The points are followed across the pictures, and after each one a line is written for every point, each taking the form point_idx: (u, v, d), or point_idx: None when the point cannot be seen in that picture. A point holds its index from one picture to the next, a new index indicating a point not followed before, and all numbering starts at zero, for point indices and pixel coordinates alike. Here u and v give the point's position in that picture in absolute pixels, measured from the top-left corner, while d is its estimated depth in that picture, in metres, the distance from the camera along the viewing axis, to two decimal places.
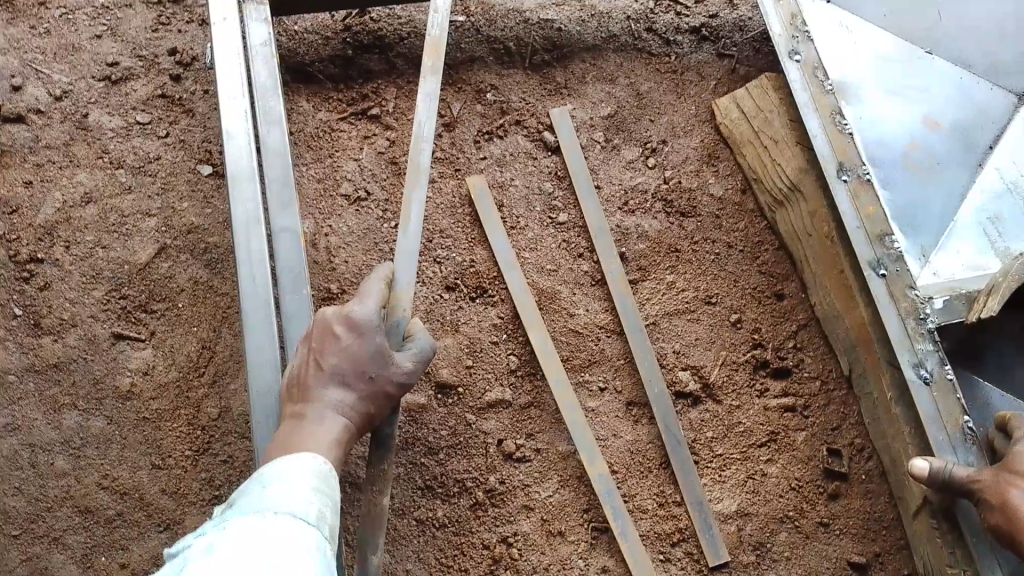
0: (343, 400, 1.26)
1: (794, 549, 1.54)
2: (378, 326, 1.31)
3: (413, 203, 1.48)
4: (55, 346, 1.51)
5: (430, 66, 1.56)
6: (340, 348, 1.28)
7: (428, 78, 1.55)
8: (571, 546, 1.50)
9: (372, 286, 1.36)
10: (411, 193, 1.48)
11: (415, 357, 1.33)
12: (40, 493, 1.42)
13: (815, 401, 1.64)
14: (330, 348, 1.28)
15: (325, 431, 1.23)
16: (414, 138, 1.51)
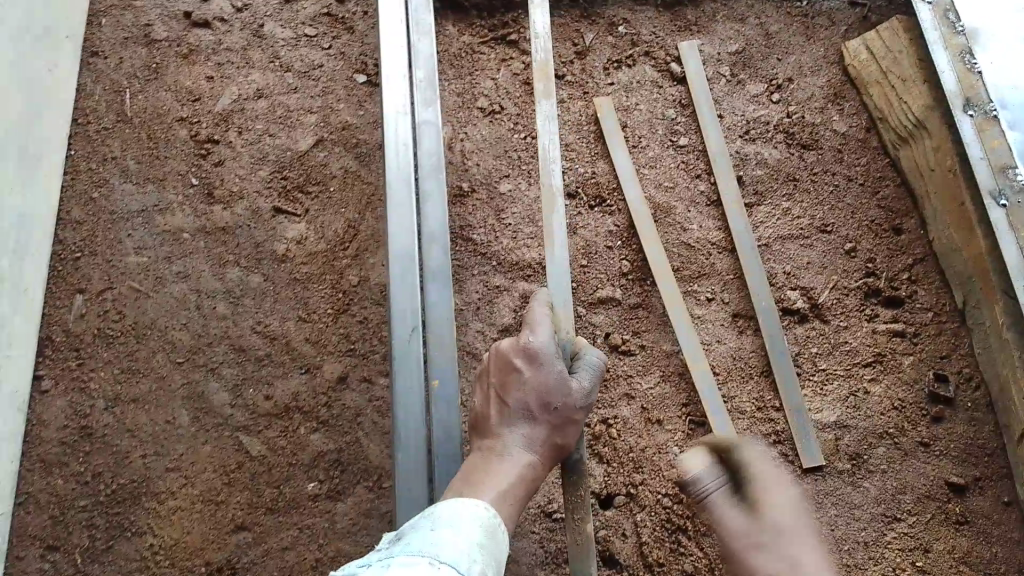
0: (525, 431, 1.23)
1: (893, 463, 1.54)
2: (555, 353, 1.27)
3: (554, 225, 1.47)
4: (224, 214, 1.72)
5: (542, 88, 1.62)
6: (518, 381, 1.25)
7: (545, 101, 1.61)
8: (668, 434, 1.58)
9: (540, 312, 1.32)
10: (551, 216, 1.47)
11: (589, 377, 1.30)
12: (202, 330, 1.63)
13: (926, 330, 1.65)
14: (508, 382, 1.26)
15: (513, 465, 1.19)
16: (542, 161, 1.53)
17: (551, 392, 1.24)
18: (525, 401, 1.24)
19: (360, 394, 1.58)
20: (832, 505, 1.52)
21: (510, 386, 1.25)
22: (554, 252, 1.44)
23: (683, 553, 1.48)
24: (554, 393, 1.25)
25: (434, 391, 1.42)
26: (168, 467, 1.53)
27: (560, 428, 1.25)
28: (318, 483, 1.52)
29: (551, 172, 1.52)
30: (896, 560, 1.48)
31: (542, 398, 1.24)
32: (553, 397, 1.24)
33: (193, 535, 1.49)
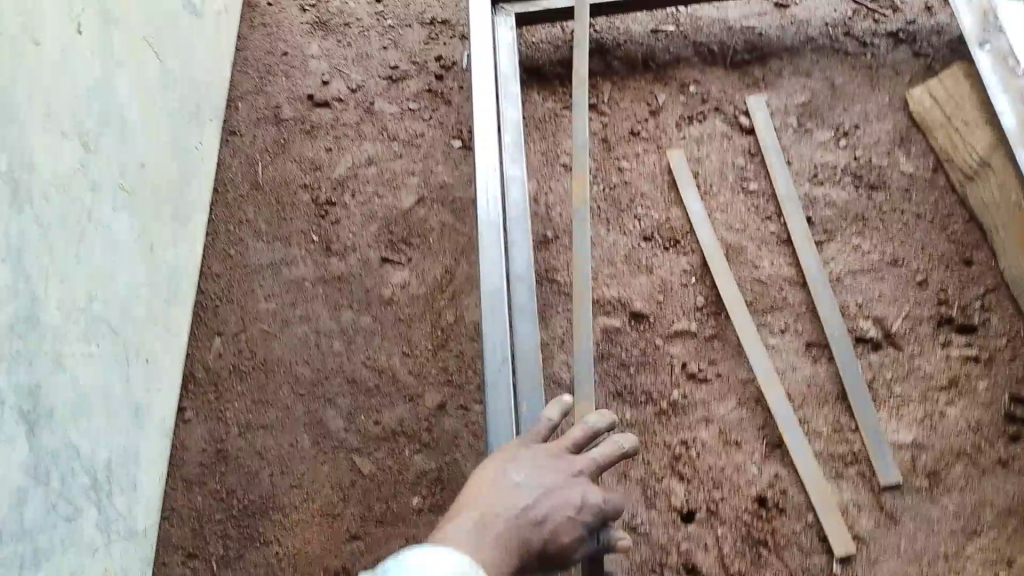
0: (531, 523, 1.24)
1: (971, 481, 1.57)
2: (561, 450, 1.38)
3: (582, 321, 1.70)
4: (340, 265, 1.96)
5: (579, 199, 1.81)
6: (568, 470, 1.35)
7: (580, 211, 1.80)
8: (745, 455, 1.66)
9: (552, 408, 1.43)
10: (578, 311, 1.70)
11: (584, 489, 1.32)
12: (322, 364, 1.85)
13: (1001, 355, 1.70)
14: (555, 463, 1.35)
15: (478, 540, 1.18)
16: (575, 261, 1.75)
17: (588, 498, 1.32)
18: (559, 487, 1.30)
19: (457, 419, 1.74)
20: (911, 520, 1.55)
21: (554, 468, 1.34)
22: (580, 351, 1.68)
23: (763, 565, 1.56)
24: (589, 501, 1.32)
25: (523, 414, 1.57)
26: (292, 484, 1.73)
27: (572, 530, 1.29)
28: (421, 499, 1.68)
29: (582, 273, 1.74)
30: (978, 573, 1.50)
31: (578, 498, 1.31)
32: (589, 498, 1.32)
33: (314, 545, 1.68)
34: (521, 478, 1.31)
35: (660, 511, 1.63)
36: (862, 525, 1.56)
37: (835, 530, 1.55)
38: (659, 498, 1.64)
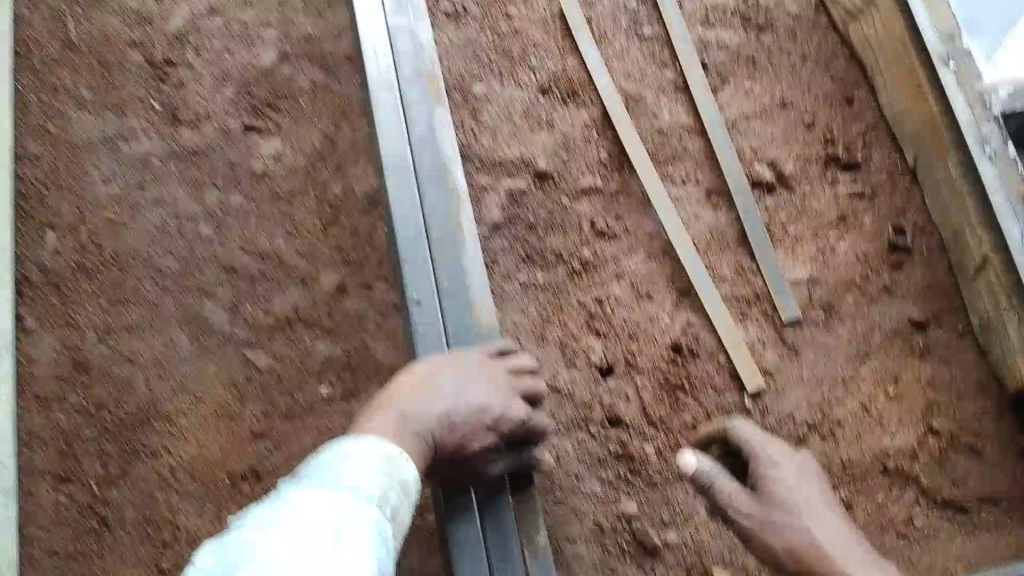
0: (452, 428, 1.26)
1: (860, 309, 1.69)
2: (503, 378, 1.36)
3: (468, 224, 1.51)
4: (192, 135, 1.70)
5: (435, 97, 1.60)
6: (502, 387, 1.35)
7: (439, 108, 1.60)
8: (658, 307, 1.66)
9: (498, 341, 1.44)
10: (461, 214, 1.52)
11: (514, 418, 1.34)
12: (189, 253, 1.60)
13: (882, 189, 1.79)
14: (489, 376, 1.34)
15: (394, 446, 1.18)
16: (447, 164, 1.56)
17: (509, 414, 1.34)
18: (482, 400, 1.31)
19: (361, 300, 1.58)
20: (810, 351, 1.65)
21: (488, 382, 1.33)
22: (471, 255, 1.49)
23: (681, 406, 1.59)
24: (511, 417, 1.34)
25: (445, 284, 1.44)
26: (174, 389, 1.51)
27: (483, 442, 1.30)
28: (330, 387, 1.52)
29: (455, 174, 1.55)
30: (871, 391, 1.63)
31: (500, 413, 1.33)
32: (512, 415, 1.34)
33: (214, 449, 1.47)
34: (452, 385, 1.30)
35: (581, 368, 1.61)
36: (768, 360, 1.64)
37: (743, 363, 1.61)
38: (578, 356, 1.62)
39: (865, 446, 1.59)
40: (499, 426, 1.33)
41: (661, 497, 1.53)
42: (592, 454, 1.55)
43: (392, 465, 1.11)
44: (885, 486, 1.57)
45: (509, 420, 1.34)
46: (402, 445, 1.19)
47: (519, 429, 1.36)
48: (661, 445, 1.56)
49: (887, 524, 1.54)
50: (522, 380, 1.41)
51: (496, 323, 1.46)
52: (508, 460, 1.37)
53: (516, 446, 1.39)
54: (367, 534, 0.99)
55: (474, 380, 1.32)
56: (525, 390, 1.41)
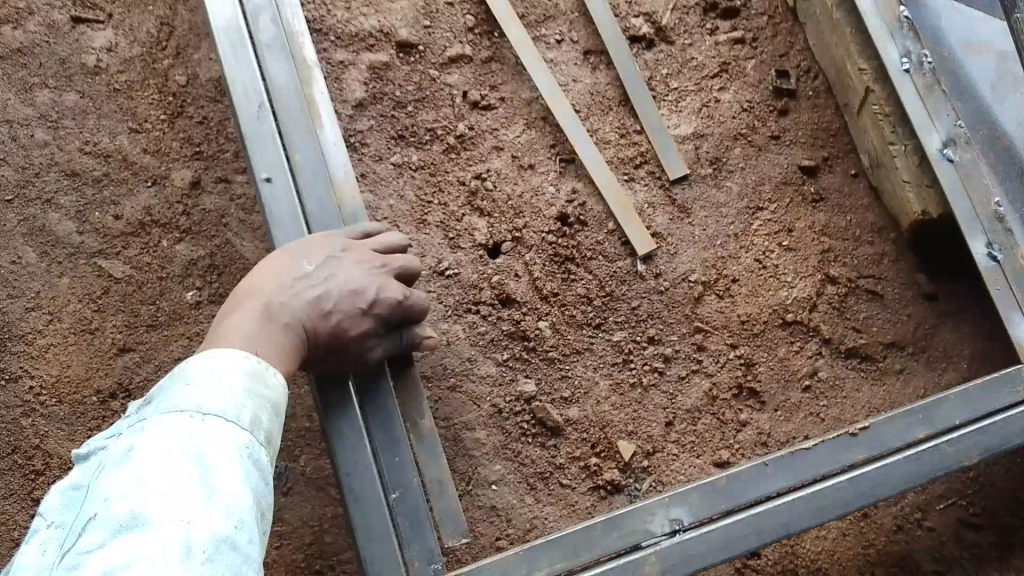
0: (321, 316, 1.16)
1: (749, 161, 1.64)
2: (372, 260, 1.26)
3: (320, 99, 1.42)
4: (16, 33, 1.52)
5: None
6: (372, 265, 1.25)
7: None
8: (541, 177, 1.60)
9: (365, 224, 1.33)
10: (312, 88, 1.42)
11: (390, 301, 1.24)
12: (26, 162, 1.47)
13: (763, 34, 1.72)
14: (356, 256, 1.24)
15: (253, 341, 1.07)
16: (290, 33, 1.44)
17: (384, 295, 1.24)
18: (353, 283, 1.21)
19: (220, 197, 1.48)
20: (701, 209, 1.60)
21: (355, 261, 1.23)
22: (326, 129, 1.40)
23: (574, 280, 1.54)
24: (385, 299, 1.24)
25: (297, 163, 1.34)
26: (28, 306, 1.40)
27: (360, 327, 1.20)
28: (197, 291, 1.43)
29: (302, 45, 1.43)
30: (765, 246, 1.59)
31: (374, 295, 1.22)
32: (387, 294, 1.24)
33: (77, 366, 1.38)
34: (314, 269, 1.19)
35: (466, 249, 1.54)
36: (658, 223, 1.58)
37: (635, 232, 1.56)
38: (462, 238, 1.55)
39: (763, 302, 1.55)
40: (374, 310, 1.23)
41: (560, 375, 1.48)
42: (484, 338, 1.49)
43: (257, 379, 1.01)
44: (785, 340, 1.54)
45: (385, 301, 1.24)
46: (261, 343, 1.08)
47: (398, 311, 1.26)
48: (557, 322, 1.51)
49: (791, 380, 1.52)
50: (396, 257, 1.32)
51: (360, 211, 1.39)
52: (388, 344, 1.27)
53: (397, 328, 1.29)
54: (237, 460, 0.91)
55: (339, 262, 1.21)
56: (401, 269, 1.31)
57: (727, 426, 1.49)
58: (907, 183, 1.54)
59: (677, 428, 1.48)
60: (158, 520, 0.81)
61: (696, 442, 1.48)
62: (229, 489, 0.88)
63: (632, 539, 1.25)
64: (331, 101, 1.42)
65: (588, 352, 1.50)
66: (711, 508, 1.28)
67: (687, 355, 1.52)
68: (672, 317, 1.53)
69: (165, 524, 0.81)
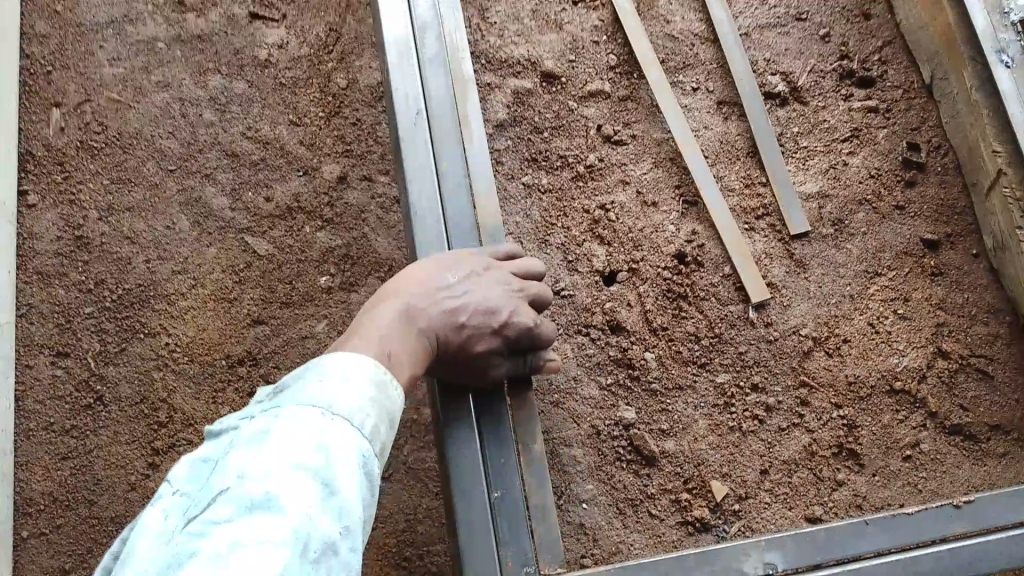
0: (454, 325, 1.27)
1: (871, 226, 1.66)
2: (508, 286, 1.35)
3: (471, 114, 1.50)
4: (198, 22, 1.66)
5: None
6: (509, 289, 1.35)
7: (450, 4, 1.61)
8: (663, 215, 1.64)
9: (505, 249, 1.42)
10: (466, 102, 1.51)
11: (520, 325, 1.33)
12: (191, 138, 1.58)
13: (897, 106, 1.75)
14: (495, 276, 1.35)
15: (395, 337, 1.17)
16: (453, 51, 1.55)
17: (515, 318, 1.32)
18: (488, 302, 1.31)
19: (363, 193, 1.57)
20: (818, 266, 1.62)
21: (494, 283, 1.33)
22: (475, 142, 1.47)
23: (684, 317, 1.56)
24: (517, 322, 1.32)
25: (445, 172, 1.43)
26: (175, 269, 1.49)
27: (489, 343, 1.29)
28: (330, 277, 1.51)
29: (462, 60, 1.53)
30: (880, 310, 1.60)
31: (506, 316, 1.31)
32: (518, 318, 1.33)
33: (212, 330, 1.46)
34: (457, 284, 1.31)
35: (584, 273, 1.59)
36: (774, 274, 1.61)
37: (751, 280, 1.58)
38: (581, 262, 1.60)
39: (872, 365, 1.56)
40: (505, 330, 1.31)
41: (660, 408, 1.50)
42: (591, 360, 1.53)
43: (382, 388, 1.03)
44: (891, 406, 1.54)
45: (516, 324, 1.33)
46: (401, 339, 1.18)
47: (526, 336, 1.34)
48: (662, 354, 1.54)
49: (892, 446, 1.51)
50: (531, 285, 1.40)
51: (498, 228, 1.45)
52: (513, 368, 1.34)
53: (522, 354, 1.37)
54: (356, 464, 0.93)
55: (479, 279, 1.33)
56: (534, 297, 1.39)
57: (823, 483, 1.48)
58: None
59: (772, 477, 1.48)
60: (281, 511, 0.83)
61: (789, 494, 1.47)
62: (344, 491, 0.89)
63: None
64: (481, 117, 1.50)
65: (690, 389, 1.52)
66: (805, 557, 1.27)
67: (790, 407, 1.52)
68: (777, 366, 1.54)
69: (286, 517, 0.83)
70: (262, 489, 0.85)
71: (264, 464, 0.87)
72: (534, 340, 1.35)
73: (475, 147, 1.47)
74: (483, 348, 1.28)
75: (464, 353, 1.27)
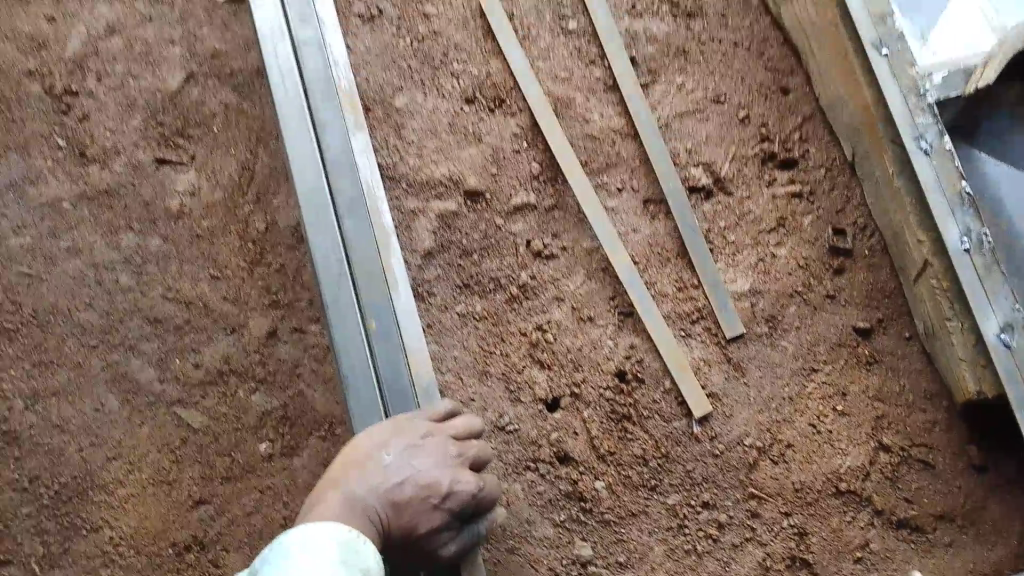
0: (395, 510, 1.24)
1: (803, 318, 1.67)
2: (448, 453, 1.33)
3: (394, 262, 1.49)
4: (102, 174, 1.62)
5: (353, 122, 1.57)
6: (447, 456, 1.33)
7: (357, 135, 1.57)
8: (601, 329, 1.64)
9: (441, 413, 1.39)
10: (387, 250, 1.49)
11: (463, 495, 1.30)
12: (110, 307, 1.54)
13: (820, 188, 1.75)
14: (433, 445, 1.32)
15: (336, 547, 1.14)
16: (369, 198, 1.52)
17: (457, 487, 1.30)
18: (427, 476, 1.28)
19: (295, 346, 1.55)
20: (755, 367, 1.64)
21: (432, 453, 1.31)
22: (400, 294, 1.47)
23: (630, 439, 1.58)
24: (460, 492, 1.30)
25: (372, 330, 1.41)
26: (109, 456, 1.46)
27: (433, 520, 1.27)
28: (270, 444, 1.49)
29: (380, 210, 1.51)
30: (818, 407, 1.63)
31: (447, 487, 1.29)
32: (459, 487, 1.30)
33: (153, 518, 1.43)
34: (394, 461, 1.28)
35: (527, 404, 1.59)
36: (714, 382, 1.63)
37: (689, 389, 1.60)
38: (523, 391, 1.59)
39: (817, 469, 1.59)
40: (448, 502, 1.29)
41: (615, 539, 1.53)
42: (542, 498, 1.54)
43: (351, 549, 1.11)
44: (838, 509, 1.58)
45: (458, 494, 1.30)
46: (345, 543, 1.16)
47: (471, 502, 1.31)
48: (613, 483, 1.56)
49: (842, 550, 1.55)
50: (470, 445, 1.38)
51: (432, 382, 1.44)
52: (461, 538, 1.32)
53: (469, 519, 1.34)
54: None
55: (417, 450, 1.30)
56: (473, 458, 1.38)
57: None
58: (963, 361, 1.58)
59: None
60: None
61: None
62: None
63: None
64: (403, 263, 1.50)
65: (643, 515, 1.54)
66: None
67: (741, 521, 1.55)
68: (725, 480, 1.57)
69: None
70: None
71: None
72: (478, 505, 1.34)
73: (399, 291, 1.47)
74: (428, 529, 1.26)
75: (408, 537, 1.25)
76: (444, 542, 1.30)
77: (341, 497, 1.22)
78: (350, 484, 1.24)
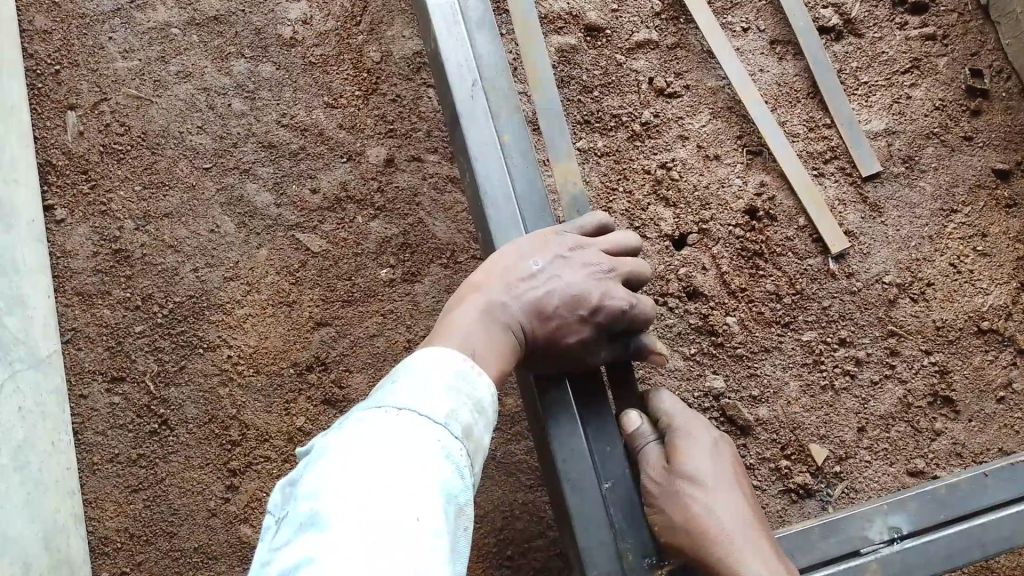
0: (540, 316, 1.14)
1: (942, 160, 1.58)
2: (596, 267, 1.21)
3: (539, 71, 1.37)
4: (212, 1, 1.55)
5: None
6: (598, 269, 1.21)
7: None
8: (728, 169, 1.55)
9: (590, 226, 1.27)
10: (532, 59, 1.38)
11: (612, 311, 1.19)
12: (223, 131, 1.50)
13: (955, 31, 1.67)
14: (581, 258, 1.21)
15: (482, 342, 1.04)
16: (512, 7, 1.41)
17: (608, 300, 1.19)
18: (575, 287, 1.17)
19: (413, 174, 1.49)
20: (894, 208, 1.55)
21: (581, 265, 1.20)
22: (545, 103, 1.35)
23: (762, 276, 1.50)
24: (611, 306, 1.19)
25: (507, 145, 1.30)
26: (225, 276, 1.44)
27: (580, 332, 1.17)
28: (391, 269, 1.45)
29: (524, 18, 1.40)
30: (960, 249, 1.53)
31: (597, 299, 1.18)
32: (611, 299, 1.19)
33: (274, 339, 1.42)
34: (541, 270, 1.16)
35: (653, 239, 1.51)
36: (850, 220, 1.54)
37: (828, 228, 1.51)
38: (647, 228, 1.52)
39: (958, 308, 1.50)
40: (598, 314, 1.18)
41: (748, 373, 1.46)
42: (672, 331, 1.47)
43: (464, 385, 0.91)
44: (980, 348, 1.49)
45: (609, 306, 1.19)
46: (487, 340, 1.06)
47: (622, 317, 1.21)
48: (744, 317, 1.48)
49: (985, 389, 1.47)
50: (623, 261, 1.27)
51: (582, 197, 1.32)
52: (611, 350, 1.22)
53: (620, 335, 1.23)
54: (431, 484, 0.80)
55: (566, 262, 1.19)
56: (627, 274, 1.26)
57: (922, 434, 1.45)
58: None
59: (871, 434, 1.44)
60: (322, 547, 0.71)
61: (890, 449, 1.44)
62: (421, 538, 0.75)
63: (852, 545, 1.19)
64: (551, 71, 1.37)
65: (776, 350, 1.46)
66: (930, 517, 1.21)
67: (880, 358, 1.47)
68: (863, 318, 1.49)
69: (326, 544, 0.71)
70: (315, 505, 0.75)
71: (333, 479, 0.78)
72: (630, 322, 1.22)
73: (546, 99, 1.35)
74: (575, 340, 1.16)
75: (554, 345, 1.16)
76: (594, 354, 1.19)
77: (483, 301, 1.11)
78: (493, 288, 1.13)
